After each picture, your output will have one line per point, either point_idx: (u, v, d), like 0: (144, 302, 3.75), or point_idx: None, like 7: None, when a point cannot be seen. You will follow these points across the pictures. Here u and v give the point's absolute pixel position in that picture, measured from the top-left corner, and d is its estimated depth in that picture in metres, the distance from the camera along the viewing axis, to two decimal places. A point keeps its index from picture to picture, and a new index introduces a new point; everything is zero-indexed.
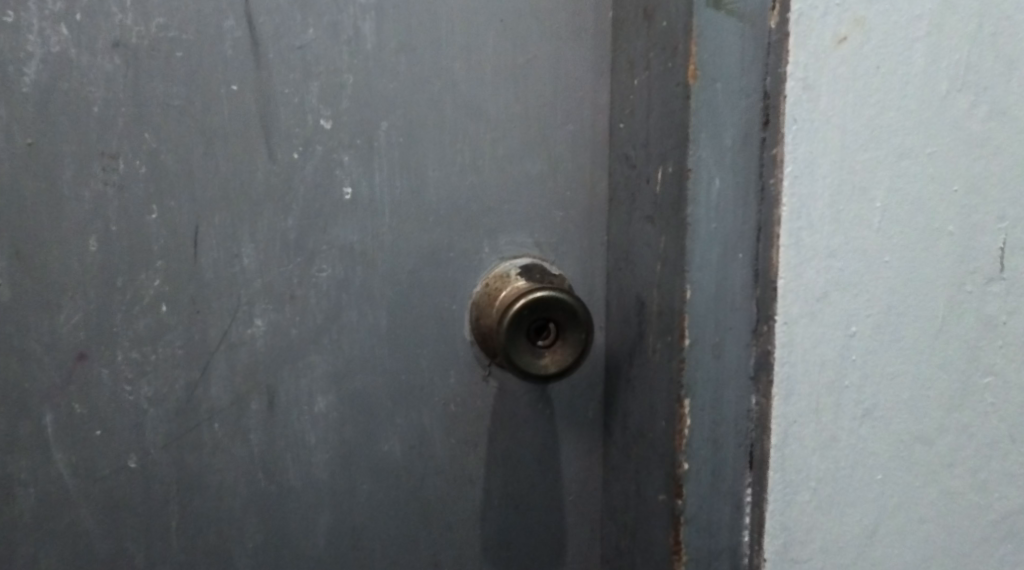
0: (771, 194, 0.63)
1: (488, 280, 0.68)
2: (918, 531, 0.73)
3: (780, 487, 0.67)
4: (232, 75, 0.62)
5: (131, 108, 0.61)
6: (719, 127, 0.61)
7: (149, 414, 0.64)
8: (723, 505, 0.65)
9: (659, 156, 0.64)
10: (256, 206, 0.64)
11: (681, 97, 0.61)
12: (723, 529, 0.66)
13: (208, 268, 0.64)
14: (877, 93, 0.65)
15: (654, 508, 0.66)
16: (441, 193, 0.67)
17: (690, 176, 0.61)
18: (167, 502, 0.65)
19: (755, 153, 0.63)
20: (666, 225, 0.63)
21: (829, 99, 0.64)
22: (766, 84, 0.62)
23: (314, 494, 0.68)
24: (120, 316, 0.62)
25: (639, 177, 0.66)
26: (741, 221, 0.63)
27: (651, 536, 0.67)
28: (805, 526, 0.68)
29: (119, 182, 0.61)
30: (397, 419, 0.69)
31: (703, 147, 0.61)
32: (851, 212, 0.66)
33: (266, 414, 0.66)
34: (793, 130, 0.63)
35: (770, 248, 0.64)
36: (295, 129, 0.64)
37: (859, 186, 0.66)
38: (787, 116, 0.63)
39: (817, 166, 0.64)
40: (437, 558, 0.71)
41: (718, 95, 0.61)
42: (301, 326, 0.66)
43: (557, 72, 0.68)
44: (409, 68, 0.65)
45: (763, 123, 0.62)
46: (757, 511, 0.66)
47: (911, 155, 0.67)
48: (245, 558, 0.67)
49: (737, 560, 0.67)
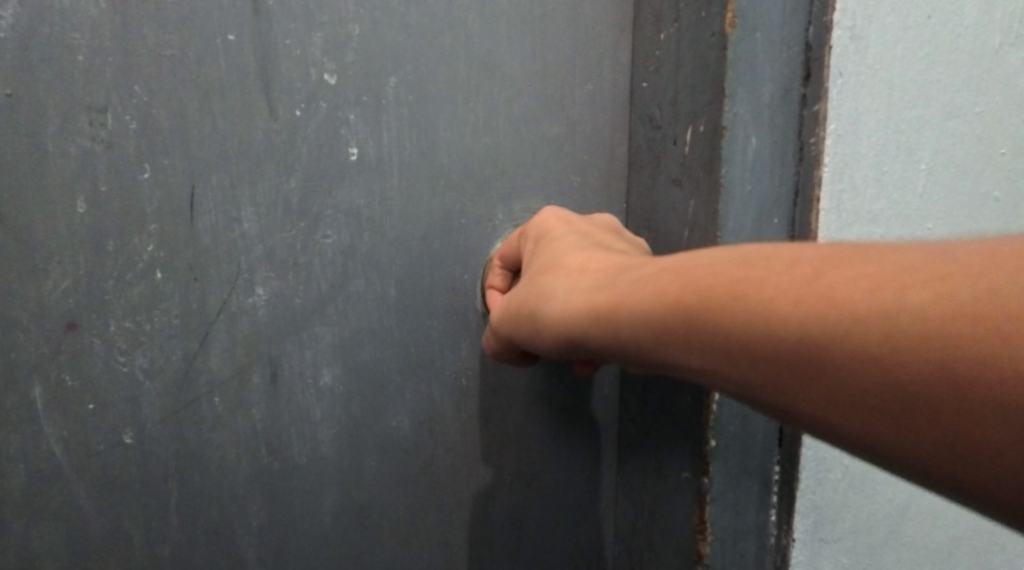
0: (811, 153, 0.60)
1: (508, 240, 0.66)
2: (935, 515, 0.71)
3: (812, 465, 0.64)
4: (229, 24, 0.58)
5: (120, 58, 0.56)
6: (757, 81, 0.57)
7: (145, 387, 0.60)
8: (751, 483, 0.62)
9: (689, 114, 0.60)
10: (256, 165, 0.60)
11: (716, 48, 0.57)
12: (750, 508, 0.63)
13: (206, 233, 0.60)
14: (928, 46, 0.63)
15: (677, 487, 0.63)
16: (453, 154, 0.64)
17: (724, 134, 0.57)
18: (166, 479, 0.62)
19: (795, 110, 0.59)
20: (696, 189, 0.59)
21: (876, 50, 0.61)
22: (809, 34, 0.59)
23: (320, 470, 0.65)
24: (112, 284, 0.58)
25: (665, 139, 0.63)
26: (777, 184, 0.60)
27: (673, 516, 0.64)
28: (836, 504, 0.66)
29: (108, 139, 0.57)
30: (406, 393, 0.66)
31: (739, 103, 0.57)
32: (897, 172, 0.64)
33: (269, 387, 0.63)
34: (839, 84, 0.60)
35: (807, 213, 0.61)
36: (297, 84, 0.60)
37: (905, 145, 0.64)
38: (832, 69, 0.59)
39: (862, 123, 0.62)
40: (448, 536, 0.69)
41: (757, 47, 0.57)
42: (305, 295, 0.63)
43: (574, 28, 0.65)
44: (419, 20, 0.62)
45: (804, 77, 0.59)
46: (786, 489, 0.64)
47: (959, 115, 0.66)
48: (249, 539, 0.64)
49: (764, 540, 0.64)
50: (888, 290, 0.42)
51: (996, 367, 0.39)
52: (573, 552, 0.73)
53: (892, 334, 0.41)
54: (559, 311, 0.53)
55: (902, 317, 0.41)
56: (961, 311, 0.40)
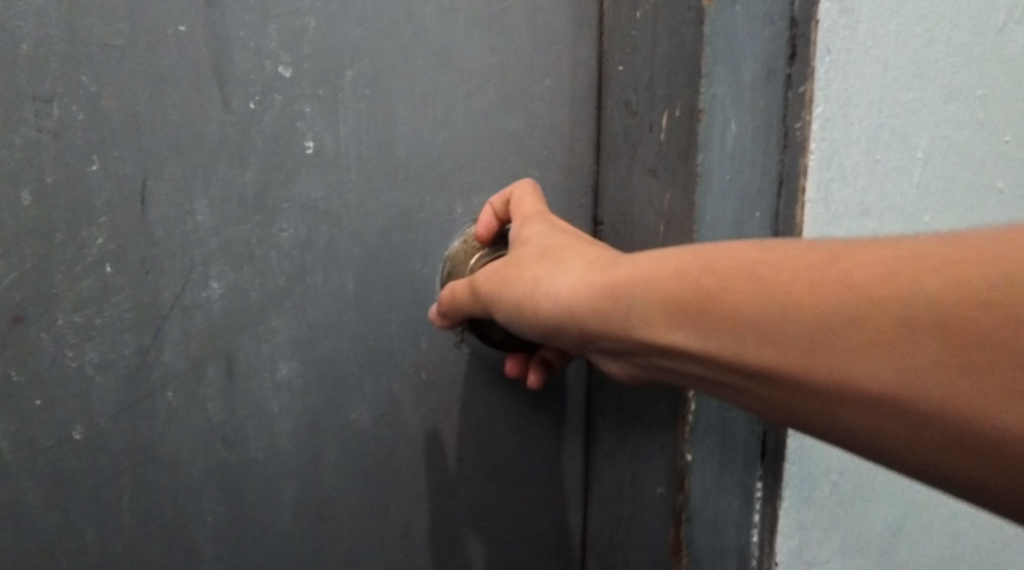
0: (797, 139, 0.60)
1: (466, 249, 0.65)
2: (921, 529, 0.72)
3: (796, 482, 0.63)
4: (180, 14, 0.57)
5: (66, 47, 0.55)
6: (738, 62, 0.58)
7: (96, 381, 0.59)
8: (731, 498, 0.62)
9: (665, 97, 0.60)
10: (209, 158, 0.59)
11: (693, 23, 0.57)
12: (731, 526, 0.63)
13: (158, 226, 0.59)
14: (923, 24, 0.64)
15: (651, 503, 0.63)
16: (411, 148, 0.64)
17: (701, 117, 0.57)
18: (118, 476, 0.61)
19: (780, 91, 0.59)
20: (672, 179, 0.60)
21: (868, 27, 0.61)
22: (793, 10, 0.59)
23: (279, 464, 0.65)
24: (60, 277, 0.58)
25: (641, 125, 0.62)
26: (757, 171, 0.60)
27: (649, 532, 0.64)
28: (822, 524, 0.66)
29: (54, 130, 0.56)
30: (365, 387, 0.66)
31: (717, 85, 0.57)
32: (890, 160, 0.65)
33: (225, 382, 0.62)
34: (827, 61, 0.60)
35: (792, 204, 0.61)
36: (251, 77, 0.59)
37: (899, 129, 0.65)
38: (820, 46, 0.59)
39: (853, 105, 0.62)
40: (409, 529, 0.69)
41: (738, 20, 0.57)
42: (261, 289, 0.62)
43: (533, 22, 0.65)
44: (376, 13, 0.61)
45: (789, 56, 0.59)
46: (769, 508, 0.63)
47: (958, 99, 0.67)
48: (205, 534, 0.64)
49: (745, 561, 0.63)
50: (898, 276, 0.43)
51: (1000, 342, 0.40)
52: (533, 544, 0.73)
53: (904, 320, 0.42)
54: (552, 300, 0.53)
55: (915, 302, 0.42)
56: (969, 297, 0.41)
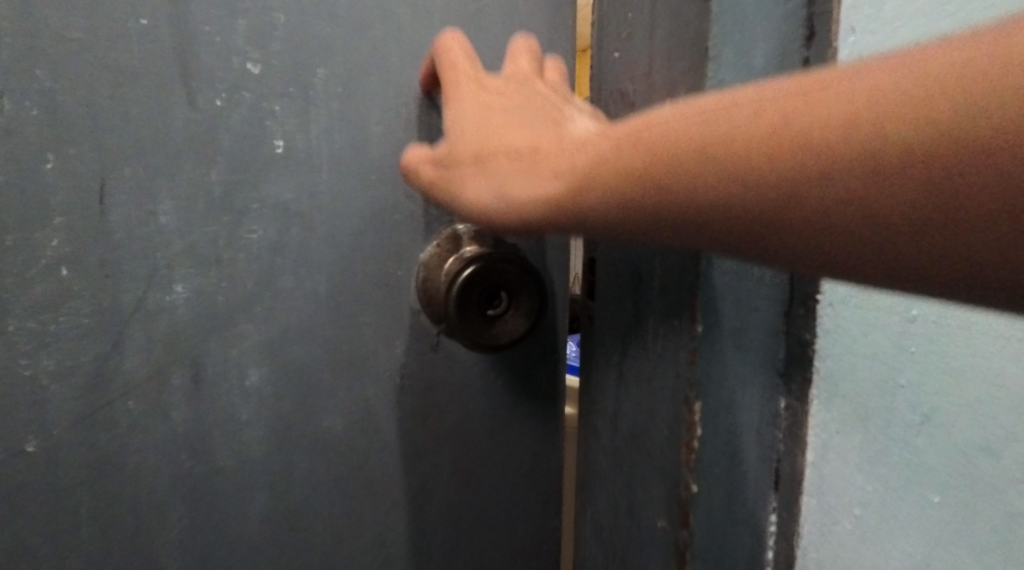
0: None
1: (440, 255, 0.64)
2: None
3: (815, 516, 0.61)
4: (142, 7, 0.55)
5: (20, 40, 0.53)
6: (747, 48, 0.57)
7: (51, 391, 0.57)
8: (743, 530, 0.62)
9: None
10: (174, 158, 0.57)
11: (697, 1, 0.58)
12: (742, 561, 0.62)
13: (118, 228, 0.57)
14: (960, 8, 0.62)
15: (648, 531, 0.66)
16: (385, 148, 0.62)
17: None
18: (76, 489, 0.59)
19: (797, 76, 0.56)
20: None
21: None
22: None
23: (248, 473, 0.63)
24: (12, 280, 0.55)
25: None
26: None
27: (646, 559, 0.66)
28: (844, 561, 0.61)
29: (6, 126, 0.54)
30: (338, 392, 0.64)
31: (726, 72, 0.57)
32: None
33: (191, 389, 0.60)
34: (852, 41, 0.56)
35: None
36: (217, 73, 0.57)
37: None
38: (842, 25, 0.56)
39: None
40: (384, 537, 0.67)
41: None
42: (228, 293, 0.60)
43: (511, 20, 0.64)
44: (349, 10, 0.60)
45: (808, 38, 0.56)
46: (785, 543, 0.62)
47: None
48: (169, 547, 0.61)
49: None
50: (864, 118, 0.38)
51: (980, 178, 0.37)
52: (512, 548, 0.71)
53: (879, 166, 0.38)
54: (530, 187, 0.50)
55: (888, 147, 0.38)
56: (943, 131, 0.37)
